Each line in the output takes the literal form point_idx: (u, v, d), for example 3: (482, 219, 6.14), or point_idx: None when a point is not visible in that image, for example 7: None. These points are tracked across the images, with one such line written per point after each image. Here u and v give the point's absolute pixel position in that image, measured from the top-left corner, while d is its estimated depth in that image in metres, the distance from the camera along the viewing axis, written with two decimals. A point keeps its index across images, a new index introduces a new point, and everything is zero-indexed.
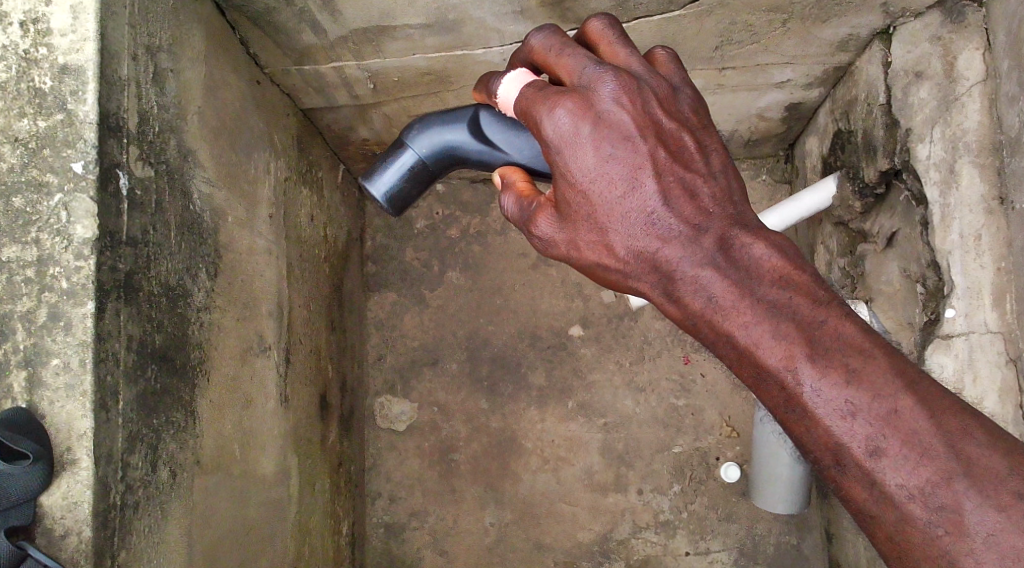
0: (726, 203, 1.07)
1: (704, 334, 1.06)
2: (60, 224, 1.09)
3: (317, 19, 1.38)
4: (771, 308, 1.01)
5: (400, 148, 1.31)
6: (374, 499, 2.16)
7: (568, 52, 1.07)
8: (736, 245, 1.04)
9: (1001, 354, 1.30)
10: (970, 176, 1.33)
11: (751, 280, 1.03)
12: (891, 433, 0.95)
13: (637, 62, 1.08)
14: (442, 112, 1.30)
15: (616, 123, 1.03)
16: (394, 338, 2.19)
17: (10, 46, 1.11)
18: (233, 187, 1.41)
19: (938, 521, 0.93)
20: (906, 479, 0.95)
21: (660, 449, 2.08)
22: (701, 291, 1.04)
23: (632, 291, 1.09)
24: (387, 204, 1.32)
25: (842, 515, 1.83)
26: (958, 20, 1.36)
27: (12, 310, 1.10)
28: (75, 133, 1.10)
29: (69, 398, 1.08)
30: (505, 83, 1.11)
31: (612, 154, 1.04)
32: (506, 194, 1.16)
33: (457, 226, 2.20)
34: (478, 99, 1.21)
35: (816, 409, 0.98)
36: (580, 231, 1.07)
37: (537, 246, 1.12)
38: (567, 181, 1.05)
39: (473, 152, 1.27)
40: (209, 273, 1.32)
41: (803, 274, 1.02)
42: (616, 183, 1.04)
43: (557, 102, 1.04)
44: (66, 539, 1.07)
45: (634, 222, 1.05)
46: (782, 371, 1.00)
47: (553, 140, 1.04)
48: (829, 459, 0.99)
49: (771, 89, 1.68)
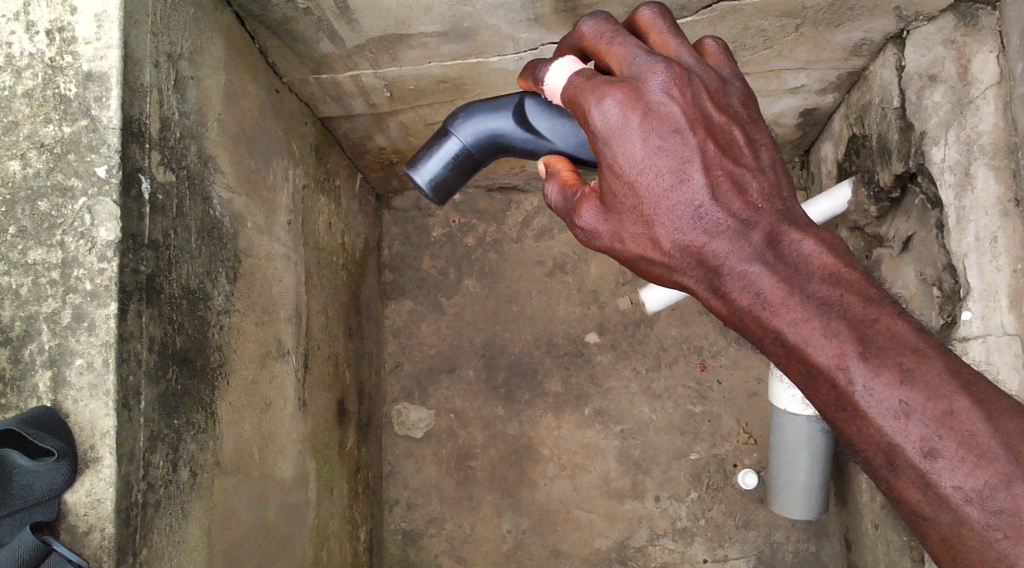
0: (776, 198, 1.08)
1: (750, 330, 1.07)
2: (84, 227, 1.11)
3: (334, 28, 1.40)
4: (821, 306, 1.02)
5: (443, 135, 1.32)
6: (391, 506, 2.17)
7: (619, 40, 1.08)
8: (784, 240, 1.06)
9: (1019, 356, 1.28)
10: (985, 178, 1.33)
11: (800, 276, 1.04)
12: (947, 435, 0.96)
13: (687, 53, 1.09)
14: (485, 100, 1.32)
15: (665, 115, 1.05)
16: (411, 345, 2.21)
17: (37, 54, 1.14)
18: (252, 194, 1.43)
19: (997, 525, 0.94)
20: (963, 481, 0.96)
21: (677, 456, 2.07)
22: (750, 287, 1.06)
23: (676, 284, 1.11)
24: (431, 192, 1.33)
25: (861, 521, 1.82)
26: (972, 24, 1.36)
27: (38, 310, 1.12)
28: (99, 138, 1.12)
29: (92, 397, 1.10)
30: (552, 70, 1.13)
31: (659, 146, 1.05)
32: (549, 183, 1.19)
33: (474, 234, 2.21)
34: (524, 86, 1.24)
35: (869, 409, 0.99)
36: (624, 222, 1.08)
37: (578, 236, 1.14)
38: (614, 172, 1.06)
39: (518, 140, 1.29)
40: (228, 277, 1.34)
41: (854, 270, 1.03)
42: (663, 176, 1.05)
43: (605, 92, 1.05)
44: (88, 536, 1.09)
45: (681, 216, 1.06)
46: (833, 369, 1.01)
47: (601, 131, 1.06)
48: (881, 459, 1.00)
49: (785, 95, 1.68)
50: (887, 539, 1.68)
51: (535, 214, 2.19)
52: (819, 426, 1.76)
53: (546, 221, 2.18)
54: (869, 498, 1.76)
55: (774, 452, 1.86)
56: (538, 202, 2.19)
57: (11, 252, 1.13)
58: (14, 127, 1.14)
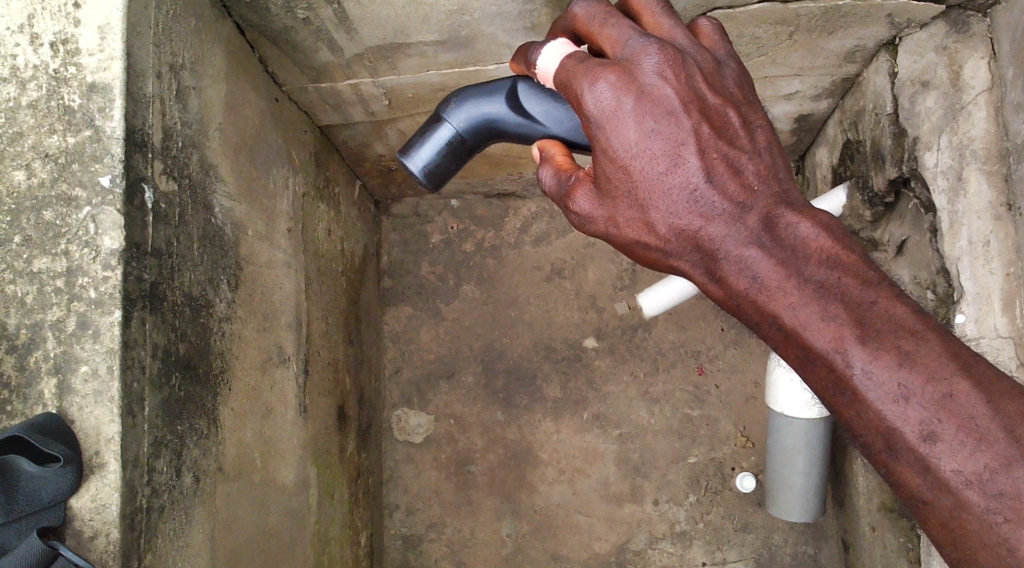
0: (772, 180, 1.09)
1: (748, 314, 1.09)
2: (88, 236, 1.13)
3: (334, 37, 1.41)
4: (818, 289, 1.03)
5: (437, 122, 1.32)
6: (391, 511, 2.18)
7: (612, 22, 1.09)
8: (781, 223, 1.07)
9: (1013, 358, 1.31)
10: (978, 183, 1.35)
11: (796, 259, 1.05)
12: (946, 418, 0.98)
13: (681, 35, 1.10)
14: (479, 86, 1.32)
15: (658, 97, 1.06)
16: (411, 350, 2.22)
17: (41, 66, 1.16)
18: (253, 202, 1.45)
19: (997, 508, 0.96)
20: (963, 465, 0.97)
21: (675, 460, 2.09)
22: (746, 271, 1.07)
23: (673, 269, 1.13)
24: (425, 178, 1.33)
25: (858, 522, 1.83)
26: (963, 31, 1.37)
27: (43, 319, 1.14)
28: (102, 148, 1.14)
29: (97, 404, 1.11)
30: (545, 52, 1.14)
31: (654, 129, 1.07)
32: (544, 167, 1.21)
33: (472, 240, 2.23)
34: (517, 70, 1.26)
35: (868, 393, 1.00)
36: (619, 207, 1.10)
37: (573, 221, 1.16)
38: (608, 156, 1.08)
39: (512, 125, 1.29)
40: (230, 284, 1.35)
41: (851, 253, 1.04)
42: (658, 159, 1.07)
43: (598, 75, 1.06)
44: (95, 541, 1.11)
45: (676, 200, 1.08)
46: (831, 353, 1.02)
47: (594, 115, 1.07)
48: (880, 444, 1.02)
49: (780, 101, 1.70)
50: (884, 540, 1.69)
51: (533, 220, 2.21)
52: (818, 429, 1.78)
53: (544, 228, 2.20)
54: (865, 499, 1.78)
55: (772, 456, 1.86)
56: (536, 208, 2.21)
57: (16, 261, 1.14)
58: (18, 137, 1.15)
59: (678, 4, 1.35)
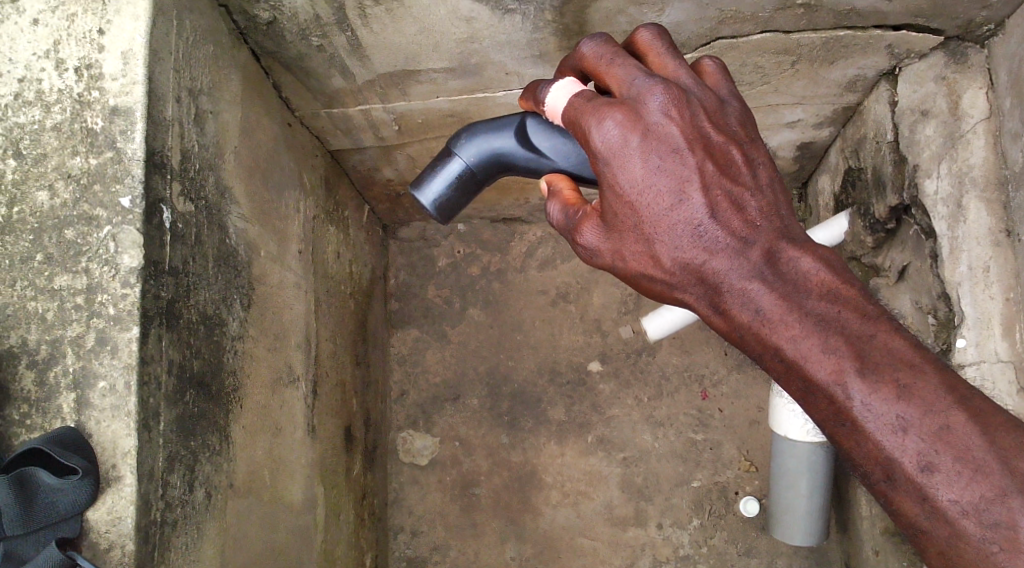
0: (774, 217, 1.11)
1: (750, 346, 1.11)
2: (108, 254, 1.16)
3: (347, 64, 1.45)
4: (818, 322, 1.05)
5: (447, 156, 1.35)
6: (396, 533, 2.18)
7: (618, 61, 1.13)
8: (783, 258, 1.09)
9: (1013, 382, 1.32)
10: (978, 210, 1.37)
11: (798, 292, 1.07)
12: (943, 449, 0.99)
13: (685, 74, 1.13)
14: (488, 121, 1.35)
15: (663, 135, 1.09)
16: (417, 373, 2.24)
17: (66, 90, 1.19)
18: (265, 224, 1.48)
19: (993, 538, 0.98)
20: (959, 495, 0.99)
21: (679, 484, 2.09)
22: (749, 304, 1.09)
23: (678, 302, 1.15)
24: (435, 212, 1.36)
25: (861, 546, 1.83)
26: (961, 61, 1.41)
27: (63, 335, 1.16)
28: (124, 169, 1.17)
29: (114, 418, 1.13)
30: (553, 91, 1.18)
31: (659, 166, 1.09)
32: (552, 202, 1.23)
33: (478, 264, 2.26)
34: (524, 107, 1.28)
35: (867, 423, 1.02)
36: (626, 241, 1.12)
37: (580, 253, 1.19)
38: (615, 192, 1.11)
39: (521, 159, 1.32)
40: (242, 303, 1.37)
41: (851, 287, 1.06)
42: (663, 195, 1.09)
43: (606, 114, 1.10)
44: (109, 553, 1.12)
45: (681, 234, 1.10)
46: (832, 385, 1.04)
47: (602, 152, 1.10)
48: (878, 473, 1.03)
49: (783, 129, 1.74)
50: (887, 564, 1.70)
51: (538, 244, 2.24)
52: (821, 453, 1.78)
53: (549, 252, 2.22)
54: (869, 523, 1.78)
55: (775, 479, 1.87)
56: (542, 233, 2.23)
57: (38, 279, 1.17)
58: (42, 159, 1.19)
59: (682, 35, 1.39)
